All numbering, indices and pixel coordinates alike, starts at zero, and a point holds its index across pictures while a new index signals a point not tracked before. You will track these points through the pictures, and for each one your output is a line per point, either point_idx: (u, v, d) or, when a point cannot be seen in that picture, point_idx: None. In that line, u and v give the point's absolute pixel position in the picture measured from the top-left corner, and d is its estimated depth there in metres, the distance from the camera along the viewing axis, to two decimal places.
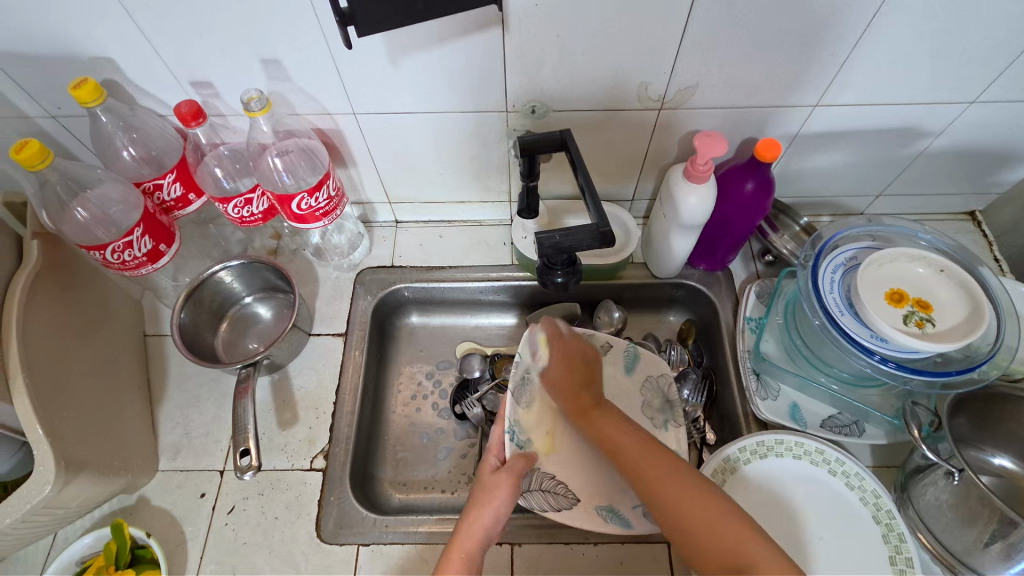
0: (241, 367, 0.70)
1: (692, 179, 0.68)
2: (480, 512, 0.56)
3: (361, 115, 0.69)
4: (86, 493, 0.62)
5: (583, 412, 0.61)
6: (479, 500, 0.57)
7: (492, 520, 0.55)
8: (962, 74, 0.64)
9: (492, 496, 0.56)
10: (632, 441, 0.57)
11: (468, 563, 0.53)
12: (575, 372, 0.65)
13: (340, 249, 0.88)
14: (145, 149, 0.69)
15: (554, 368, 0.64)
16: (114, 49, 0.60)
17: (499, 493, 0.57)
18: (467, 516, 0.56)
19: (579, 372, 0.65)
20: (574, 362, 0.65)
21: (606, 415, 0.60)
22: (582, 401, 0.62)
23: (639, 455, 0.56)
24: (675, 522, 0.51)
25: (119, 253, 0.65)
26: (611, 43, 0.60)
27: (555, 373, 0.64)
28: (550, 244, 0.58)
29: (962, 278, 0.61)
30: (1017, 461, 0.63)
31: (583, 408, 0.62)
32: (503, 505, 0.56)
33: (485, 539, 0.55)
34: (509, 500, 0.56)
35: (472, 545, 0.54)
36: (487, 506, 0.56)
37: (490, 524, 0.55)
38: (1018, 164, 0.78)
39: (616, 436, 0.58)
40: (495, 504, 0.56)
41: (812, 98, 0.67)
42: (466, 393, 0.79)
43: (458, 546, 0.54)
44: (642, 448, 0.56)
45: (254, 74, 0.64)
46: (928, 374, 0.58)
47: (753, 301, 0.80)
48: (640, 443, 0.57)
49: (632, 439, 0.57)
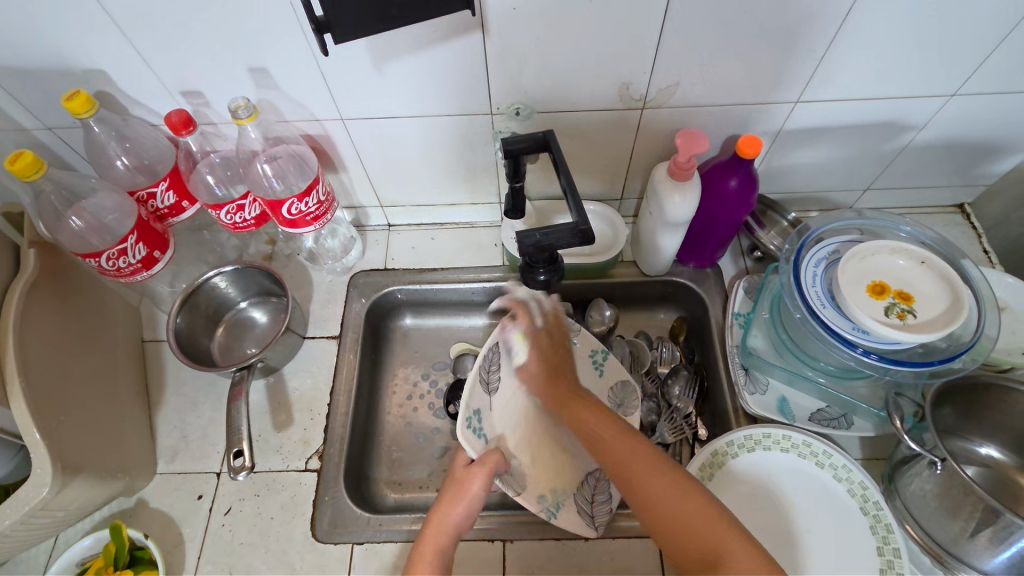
0: (235, 371, 0.71)
1: (677, 178, 0.68)
2: (451, 505, 0.56)
3: (348, 120, 0.70)
4: (85, 495, 0.63)
5: (563, 396, 0.62)
6: (452, 494, 0.58)
7: (462, 515, 0.56)
8: (940, 69, 0.65)
9: (465, 488, 0.57)
10: (607, 427, 0.57)
11: (438, 557, 0.54)
12: (553, 361, 0.65)
13: (334, 252, 0.89)
14: (138, 158, 0.71)
15: (531, 360, 0.65)
16: (106, 61, 0.62)
17: (469, 489, 0.57)
18: (437, 516, 0.56)
19: (558, 361, 0.65)
20: (544, 360, 0.65)
21: (584, 403, 0.61)
22: (561, 387, 0.63)
23: (615, 447, 0.56)
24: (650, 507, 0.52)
25: (114, 260, 0.67)
26: (589, 45, 0.61)
27: (534, 368, 0.65)
28: (531, 243, 0.59)
29: (943, 269, 0.61)
30: (1005, 451, 0.65)
31: (564, 396, 0.62)
32: (473, 501, 0.57)
33: (455, 534, 0.55)
34: (481, 493, 0.57)
35: (441, 538, 0.55)
36: (457, 504, 0.56)
37: (459, 519, 0.56)
38: (1002, 156, 0.78)
39: (594, 422, 0.59)
40: (465, 497, 0.57)
41: (793, 94, 0.68)
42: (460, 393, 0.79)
43: (428, 545, 0.54)
44: (622, 436, 0.56)
45: (242, 82, 0.65)
46: (909, 365, 0.59)
47: (741, 296, 0.81)
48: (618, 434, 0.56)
49: (607, 423, 0.58)
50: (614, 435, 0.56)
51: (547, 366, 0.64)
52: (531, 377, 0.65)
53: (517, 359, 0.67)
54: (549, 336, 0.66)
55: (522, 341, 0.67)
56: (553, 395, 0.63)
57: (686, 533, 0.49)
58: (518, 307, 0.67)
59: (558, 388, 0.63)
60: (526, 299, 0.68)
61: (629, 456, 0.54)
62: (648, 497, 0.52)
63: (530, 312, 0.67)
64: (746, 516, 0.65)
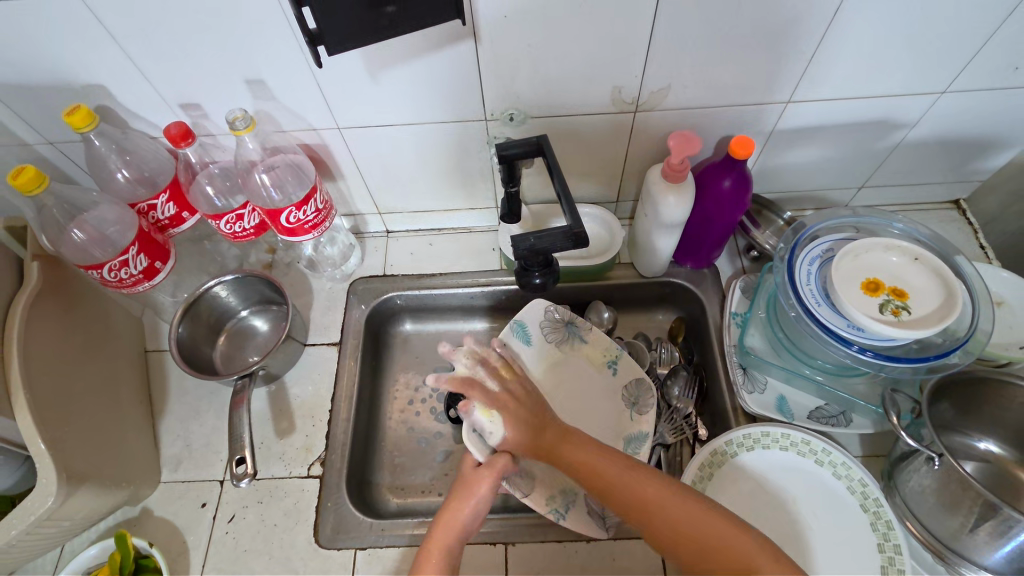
0: (236, 379, 0.72)
1: (671, 179, 0.70)
2: (458, 503, 0.57)
3: (345, 129, 0.71)
4: (89, 505, 0.64)
5: (554, 450, 0.60)
6: (460, 492, 0.58)
7: (470, 513, 0.57)
8: (928, 66, 0.65)
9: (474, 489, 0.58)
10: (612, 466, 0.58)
11: (447, 553, 0.55)
12: (527, 413, 0.62)
13: (333, 260, 0.89)
14: (138, 171, 0.71)
15: (511, 433, 0.60)
16: (105, 76, 0.63)
17: (477, 493, 0.58)
18: (446, 514, 0.57)
19: (529, 411, 0.62)
20: (519, 415, 0.61)
21: (573, 442, 0.60)
22: (546, 438, 0.60)
23: (631, 490, 0.56)
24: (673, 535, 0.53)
25: (116, 271, 0.68)
26: (580, 50, 0.62)
27: (509, 434, 0.60)
28: (525, 247, 0.60)
29: (936, 265, 0.62)
30: (1003, 446, 0.65)
31: (550, 446, 0.60)
32: (481, 501, 0.58)
33: (462, 536, 0.57)
34: (488, 494, 0.58)
35: (451, 533, 0.56)
36: (466, 505, 0.57)
37: (467, 517, 0.57)
38: (995, 152, 0.78)
39: (594, 461, 0.58)
40: (473, 497, 0.57)
41: (783, 95, 0.69)
42: (460, 397, 0.80)
43: (436, 540, 0.56)
44: (625, 469, 0.57)
45: (239, 93, 0.66)
46: (905, 361, 0.59)
47: (738, 296, 0.81)
48: (623, 466, 0.58)
49: (612, 462, 0.58)
50: (622, 473, 0.57)
51: (523, 420, 0.61)
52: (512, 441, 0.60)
53: (495, 432, 0.60)
54: (512, 398, 0.62)
55: (488, 415, 0.60)
56: (539, 446, 0.60)
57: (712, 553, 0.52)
58: (468, 368, 0.63)
59: (541, 437, 0.60)
60: (471, 373, 0.63)
61: (648, 496, 0.55)
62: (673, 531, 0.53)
63: (483, 378, 0.63)
64: (746, 516, 0.65)
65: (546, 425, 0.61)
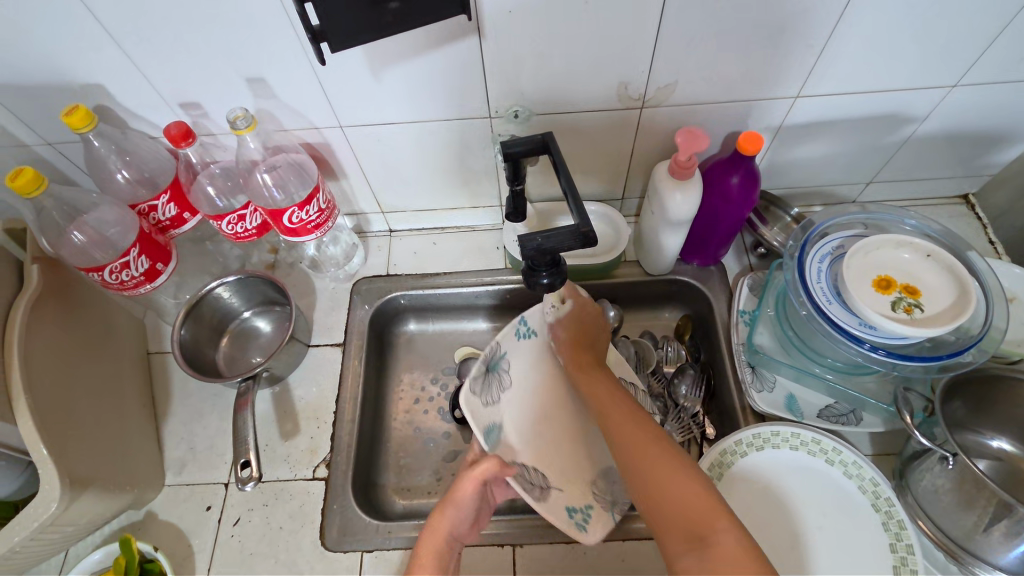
0: (240, 381, 0.71)
1: (678, 176, 0.68)
2: (442, 514, 0.56)
3: (347, 127, 0.70)
4: (93, 510, 0.63)
5: (583, 366, 0.67)
6: (446, 503, 0.57)
7: (458, 520, 0.56)
8: (940, 60, 0.64)
9: (458, 494, 0.57)
10: (619, 411, 0.59)
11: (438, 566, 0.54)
12: (580, 329, 0.69)
13: (336, 259, 0.88)
14: (138, 171, 0.70)
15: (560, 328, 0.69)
16: (103, 76, 0.62)
17: (461, 496, 0.56)
18: (430, 522, 0.56)
19: (586, 334, 0.70)
20: (579, 326, 0.70)
21: (600, 379, 0.65)
22: (581, 357, 0.68)
23: (633, 436, 0.56)
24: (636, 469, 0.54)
25: (117, 273, 0.67)
26: (586, 46, 0.61)
27: (558, 334, 0.69)
28: (533, 247, 0.59)
29: (948, 262, 0.61)
30: (1016, 443, 0.64)
31: (581, 363, 0.67)
32: (466, 506, 0.56)
33: (446, 541, 0.55)
34: (473, 501, 0.57)
35: (437, 545, 0.55)
36: (452, 507, 0.56)
37: (452, 525, 0.56)
38: (1007, 146, 0.77)
39: (610, 404, 0.61)
40: (456, 504, 0.56)
41: (791, 90, 0.68)
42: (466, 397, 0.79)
43: (429, 547, 0.55)
44: (623, 410, 0.59)
45: (240, 91, 0.65)
46: (919, 360, 0.58)
47: (746, 294, 0.80)
48: (623, 407, 0.60)
49: (624, 410, 0.59)
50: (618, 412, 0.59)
51: (571, 337, 0.69)
52: (563, 347, 0.69)
53: (554, 318, 0.69)
54: (582, 313, 0.70)
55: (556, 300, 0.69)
56: (571, 358, 0.68)
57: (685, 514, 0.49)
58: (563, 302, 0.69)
59: (579, 355, 0.68)
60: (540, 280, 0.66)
61: (644, 444, 0.54)
62: (657, 484, 0.51)
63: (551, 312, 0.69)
64: (755, 515, 0.65)
65: (583, 350, 0.69)
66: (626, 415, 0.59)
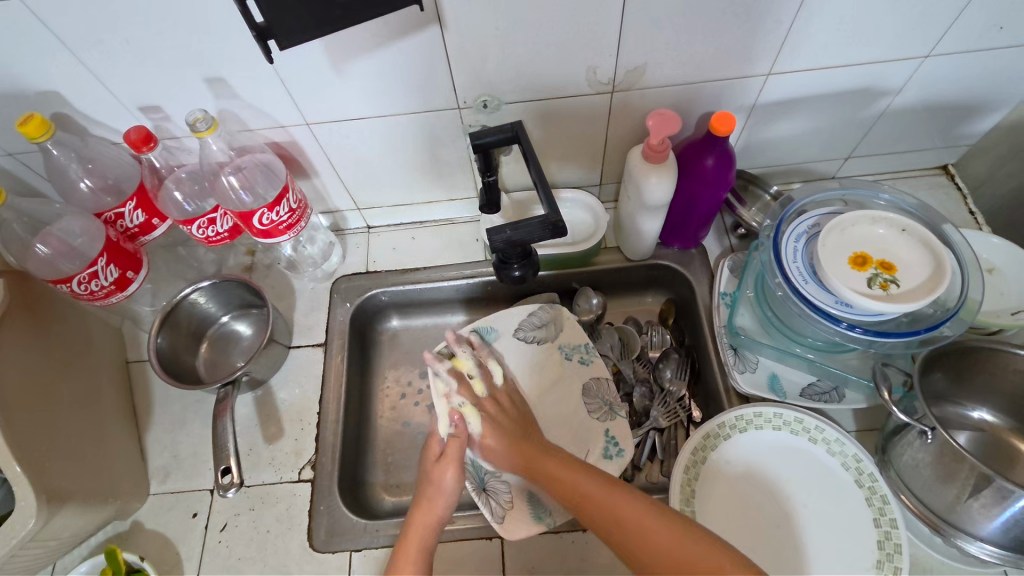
0: (220, 387, 0.70)
1: (652, 160, 0.68)
2: (429, 505, 0.61)
3: (313, 125, 0.69)
4: (76, 523, 0.63)
5: (536, 457, 0.62)
6: (428, 497, 0.62)
7: (443, 507, 0.61)
8: (911, 31, 0.63)
9: (440, 484, 0.62)
10: (601, 492, 0.57)
11: (423, 552, 0.58)
12: (506, 425, 0.66)
13: (314, 259, 0.88)
14: (103, 178, 0.69)
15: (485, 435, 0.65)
16: (56, 82, 0.60)
17: (442, 485, 0.62)
18: (415, 518, 0.61)
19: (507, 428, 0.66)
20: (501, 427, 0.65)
21: (557, 459, 0.62)
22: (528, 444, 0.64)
23: (604, 506, 0.56)
24: (646, 552, 0.52)
25: (85, 284, 0.67)
26: (551, 32, 0.60)
27: (492, 440, 0.65)
28: (501, 239, 0.59)
29: (924, 236, 0.60)
30: (997, 414, 0.65)
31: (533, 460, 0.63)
32: (451, 490, 0.62)
33: (434, 527, 0.60)
34: (453, 485, 0.62)
35: (422, 541, 0.59)
36: (437, 498, 0.62)
37: (439, 515, 0.61)
38: (984, 114, 0.77)
39: (581, 485, 0.58)
40: (443, 492, 0.62)
41: (762, 68, 0.67)
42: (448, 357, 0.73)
43: (413, 535, 0.59)
44: (603, 488, 0.57)
45: (200, 93, 0.63)
46: (896, 336, 0.58)
47: (727, 277, 0.80)
48: (597, 483, 0.58)
49: (597, 485, 0.58)
50: (603, 497, 0.56)
51: (509, 433, 0.65)
52: (492, 451, 0.65)
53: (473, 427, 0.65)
54: (495, 402, 0.68)
55: (465, 365, 0.70)
56: (516, 453, 0.64)
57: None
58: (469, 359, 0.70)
59: (523, 449, 0.64)
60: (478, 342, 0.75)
61: (615, 508, 0.55)
62: (645, 544, 0.52)
63: (471, 383, 0.68)
64: (738, 498, 0.65)
65: (522, 441, 0.64)
66: (602, 493, 0.57)
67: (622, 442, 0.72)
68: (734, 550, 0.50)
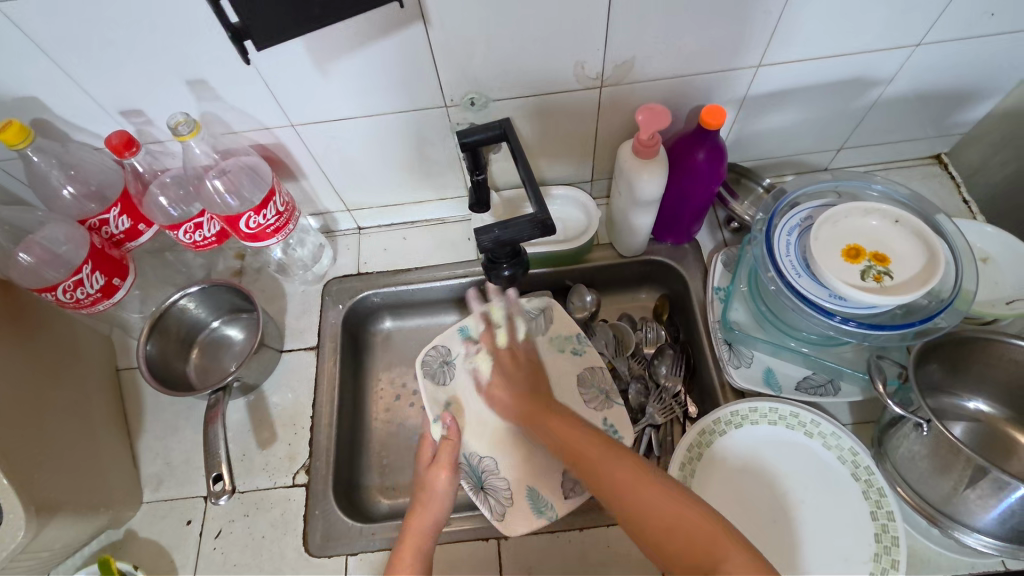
0: (211, 393, 0.70)
1: (642, 156, 0.67)
2: (423, 511, 0.60)
3: (299, 126, 0.68)
4: (67, 534, 0.62)
5: (542, 414, 0.63)
6: (422, 501, 0.61)
7: (439, 511, 0.61)
8: (901, 19, 0.62)
9: (433, 490, 0.62)
10: (591, 445, 0.57)
11: (420, 558, 0.57)
12: (524, 383, 0.67)
13: (304, 261, 0.87)
14: (86, 184, 0.68)
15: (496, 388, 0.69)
16: (35, 87, 0.59)
17: (435, 491, 0.61)
18: (412, 524, 0.60)
19: (522, 385, 0.66)
20: (515, 386, 0.67)
21: (560, 418, 0.62)
22: (535, 411, 0.64)
23: (594, 460, 0.56)
24: (625, 503, 0.52)
25: (71, 292, 0.66)
26: (537, 27, 0.59)
27: (502, 394, 0.68)
28: (490, 239, 0.58)
29: (917, 227, 0.60)
30: (993, 404, 0.64)
31: (536, 413, 0.64)
32: (445, 495, 0.61)
33: (430, 535, 0.59)
34: (447, 488, 0.62)
35: (417, 546, 0.58)
36: (432, 506, 0.61)
37: (433, 520, 0.60)
38: (977, 103, 0.76)
39: (578, 441, 0.59)
40: (436, 500, 0.61)
41: (752, 60, 0.66)
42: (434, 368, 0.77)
43: (410, 543, 0.58)
44: (597, 445, 0.57)
45: (182, 96, 0.62)
46: (890, 328, 0.58)
47: (720, 271, 0.79)
48: (590, 437, 0.59)
49: (590, 442, 0.58)
50: (595, 452, 0.57)
51: (523, 391, 0.66)
52: (500, 399, 0.68)
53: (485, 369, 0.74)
54: (512, 359, 0.68)
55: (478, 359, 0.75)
56: (525, 409, 0.65)
57: (669, 531, 0.49)
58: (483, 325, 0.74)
59: (529, 408, 0.64)
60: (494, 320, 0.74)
61: (600, 463, 0.56)
62: (626, 497, 0.52)
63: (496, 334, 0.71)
64: (734, 493, 0.65)
65: (531, 399, 0.65)
66: (598, 447, 0.57)
67: (622, 430, 0.72)
68: (722, 521, 0.48)
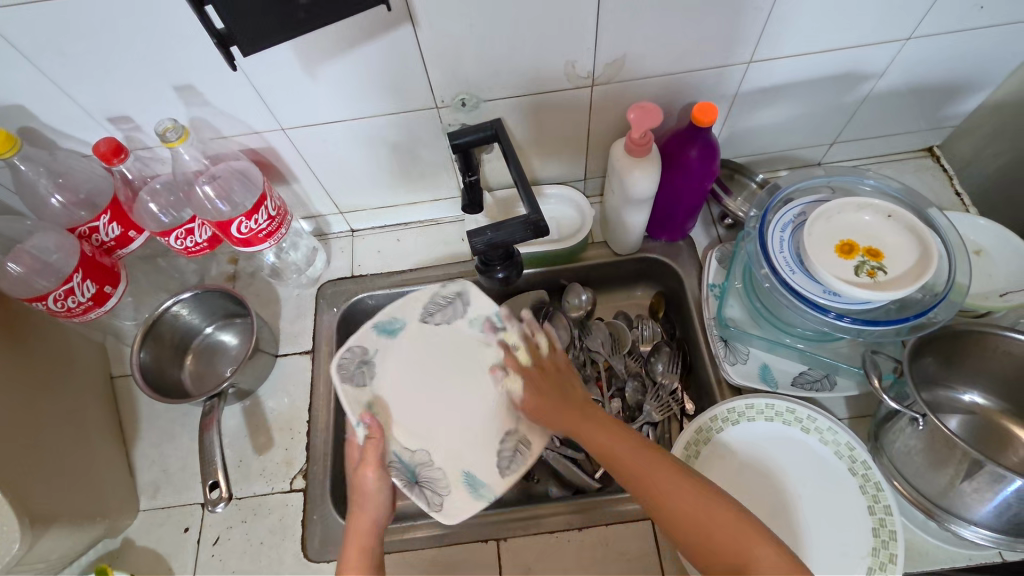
0: (206, 400, 0.70)
1: (634, 154, 0.67)
2: (362, 509, 0.59)
3: (289, 129, 0.67)
4: (63, 544, 0.62)
5: (577, 419, 0.60)
6: (358, 503, 0.59)
7: (378, 511, 0.59)
8: (891, 14, 0.62)
9: (364, 489, 0.59)
10: (635, 452, 0.56)
11: (367, 559, 0.56)
12: (549, 392, 0.62)
13: (298, 265, 0.86)
14: (74, 193, 0.68)
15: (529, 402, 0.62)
16: (20, 96, 0.58)
17: (370, 490, 0.59)
18: (353, 525, 0.58)
19: (549, 396, 0.62)
20: (542, 395, 0.62)
21: (598, 422, 0.59)
22: (570, 415, 0.60)
23: (638, 470, 0.55)
24: (670, 512, 0.52)
25: (62, 301, 0.65)
26: (527, 27, 0.59)
27: (530, 406, 0.62)
28: (483, 242, 0.59)
29: (910, 222, 0.60)
30: (988, 396, 0.65)
31: (571, 420, 0.60)
32: (382, 489, 0.59)
33: (374, 536, 0.58)
34: (382, 485, 0.60)
35: (365, 550, 0.56)
36: (372, 503, 0.59)
37: (374, 519, 0.58)
38: (968, 95, 0.76)
39: (618, 448, 0.57)
40: (375, 496, 0.59)
41: (743, 57, 0.66)
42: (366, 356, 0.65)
43: (353, 548, 0.56)
44: (638, 453, 0.56)
45: (170, 101, 0.62)
46: (885, 324, 0.58)
47: (715, 268, 0.79)
48: (633, 447, 0.56)
49: (634, 449, 0.56)
50: (636, 459, 0.55)
51: (548, 397, 0.62)
52: (537, 413, 0.62)
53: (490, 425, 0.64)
54: (541, 371, 0.64)
55: (511, 383, 0.65)
56: (558, 420, 0.61)
57: (711, 539, 0.50)
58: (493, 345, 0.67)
59: (567, 414, 0.60)
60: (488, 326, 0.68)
61: (647, 472, 0.54)
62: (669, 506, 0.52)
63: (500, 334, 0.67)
64: (732, 490, 0.65)
65: (559, 402, 0.62)
66: (641, 454, 0.56)
67: None
68: (761, 526, 0.51)
